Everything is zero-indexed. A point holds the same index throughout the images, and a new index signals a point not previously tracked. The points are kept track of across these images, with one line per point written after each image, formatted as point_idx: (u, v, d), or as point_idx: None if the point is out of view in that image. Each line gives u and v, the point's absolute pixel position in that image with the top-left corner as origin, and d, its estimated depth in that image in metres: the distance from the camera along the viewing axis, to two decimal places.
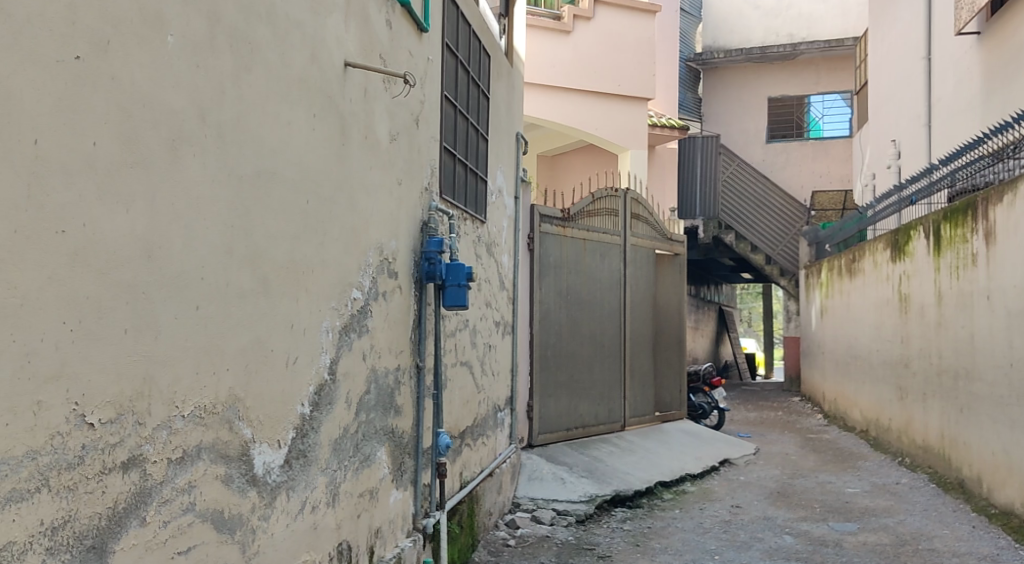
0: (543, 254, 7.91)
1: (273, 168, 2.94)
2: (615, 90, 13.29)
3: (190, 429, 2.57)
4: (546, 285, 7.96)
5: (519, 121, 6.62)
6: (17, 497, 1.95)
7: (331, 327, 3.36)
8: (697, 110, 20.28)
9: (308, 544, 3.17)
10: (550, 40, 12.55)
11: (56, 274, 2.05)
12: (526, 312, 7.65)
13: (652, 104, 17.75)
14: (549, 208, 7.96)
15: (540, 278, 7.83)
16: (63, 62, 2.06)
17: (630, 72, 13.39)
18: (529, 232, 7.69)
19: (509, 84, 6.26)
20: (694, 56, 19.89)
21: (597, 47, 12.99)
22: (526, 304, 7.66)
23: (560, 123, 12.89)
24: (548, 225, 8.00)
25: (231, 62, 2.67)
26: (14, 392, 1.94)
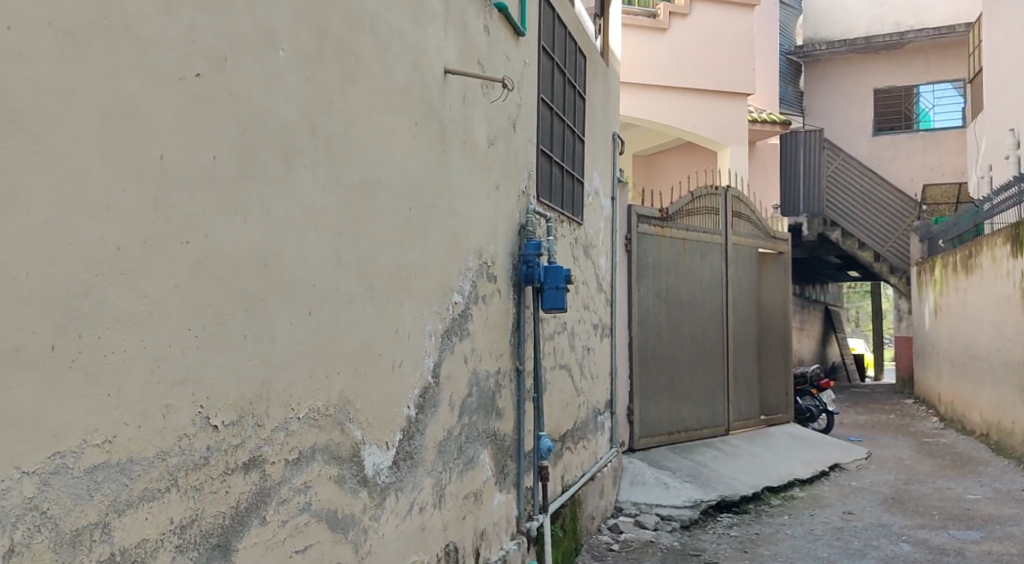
0: (641, 255, 7.85)
1: (378, 174, 2.99)
2: (714, 86, 13.09)
3: (306, 431, 2.64)
4: (645, 286, 7.89)
5: (616, 121, 6.58)
6: (149, 496, 2.07)
7: (435, 330, 3.39)
8: (798, 105, 19.84)
9: (417, 545, 3.23)
10: (647, 39, 12.54)
11: (182, 282, 2.16)
12: (624, 314, 7.60)
13: (751, 100, 17.51)
14: (647, 208, 7.90)
15: (638, 279, 7.77)
16: (185, 79, 2.16)
17: (728, 67, 13.13)
18: (627, 233, 7.65)
19: (605, 85, 6.23)
20: (795, 49, 19.53)
21: (695, 44, 12.83)
22: (624, 305, 7.61)
23: (659, 123, 12.82)
24: (646, 226, 7.94)
25: (338, 74, 2.74)
26: (146, 396, 2.06)
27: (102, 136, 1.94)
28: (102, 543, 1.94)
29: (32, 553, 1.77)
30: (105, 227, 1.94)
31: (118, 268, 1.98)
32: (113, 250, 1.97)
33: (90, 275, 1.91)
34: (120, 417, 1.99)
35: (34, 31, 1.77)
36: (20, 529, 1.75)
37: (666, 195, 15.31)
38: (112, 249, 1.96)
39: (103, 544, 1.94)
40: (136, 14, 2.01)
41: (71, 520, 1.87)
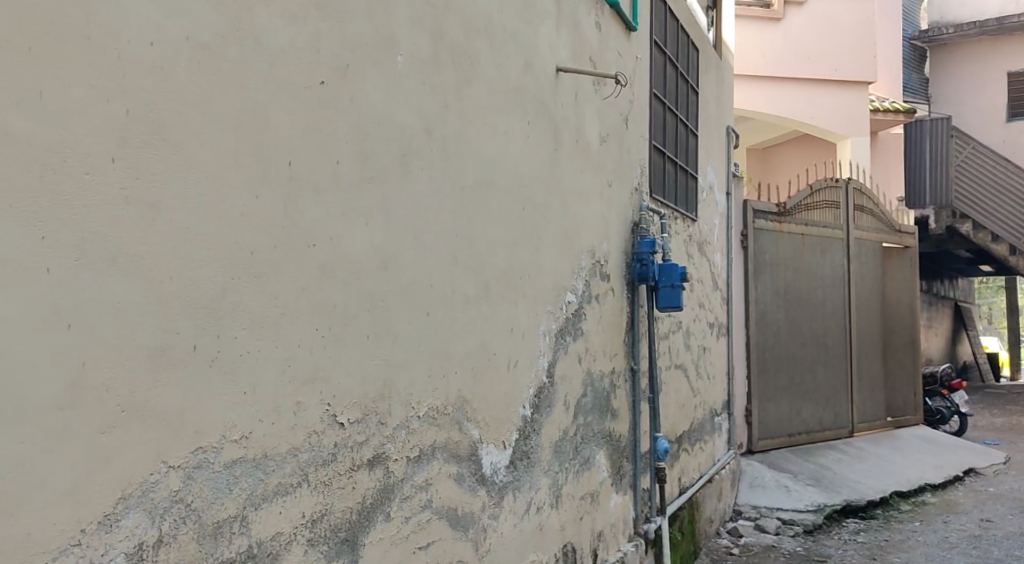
0: (758, 252, 7.65)
1: (493, 175, 3.00)
2: (834, 75, 12.66)
3: (426, 429, 2.68)
4: (762, 284, 7.69)
5: (730, 115, 6.44)
6: (283, 492, 2.15)
7: (548, 330, 3.38)
8: (924, 92, 19.00)
9: (535, 544, 3.23)
10: (759, 28, 12.15)
11: (310, 285, 2.24)
12: (741, 312, 7.43)
13: (875, 90, 16.79)
14: (763, 203, 7.69)
15: (755, 277, 7.58)
16: (310, 87, 2.22)
17: (843, 51, 12.67)
18: (742, 229, 7.47)
19: (718, 78, 6.11)
20: (920, 34, 18.84)
21: (812, 33, 12.42)
22: (740, 303, 7.44)
23: (776, 116, 12.48)
24: (763, 221, 7.72)
25: (453, 76, 2.77)
26: (279, 393, 2.14)
27: (236, 145, 2.02)
28: (241, 536, 2.03)
29: (178, 544, 1.88)
30: (239, 232, 2.03)
31: (252, 271, 2.06)
32: (248, 253, 2.05)
33: (227, 278, 2.00)
34: (255, 414, 2.08)
35: (173, 46, 1.87)
36: (168, 521, 1.86)
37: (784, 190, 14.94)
38: (246, 252, 2.05)
39: (242, 537, 2.03)
40: (265, 25, 2.09)
41: (213, 513, 1.96)
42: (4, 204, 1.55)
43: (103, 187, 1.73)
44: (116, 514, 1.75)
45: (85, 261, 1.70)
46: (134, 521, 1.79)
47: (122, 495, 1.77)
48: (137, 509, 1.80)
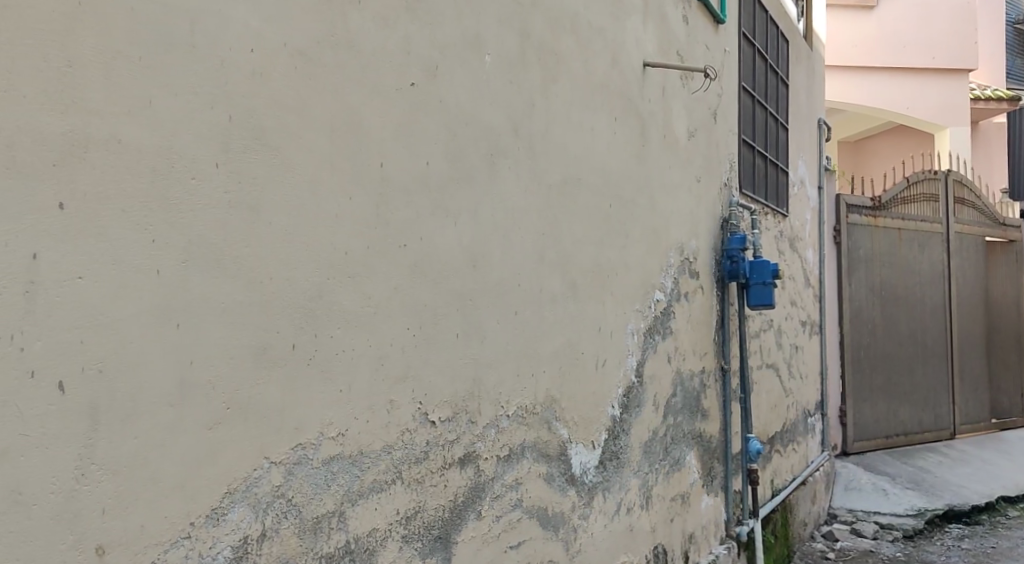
0: (851, 247, 7.43)
1: (581, 172, 2.98)
2: (930, 63, 12.11)
3: (515, 428, 2.67)
4: (857, 281, 7.47)
5: (822, 107, 6.27)
6: (377, 489, 2.18)
7: (637, 328, 3.33)
8: None
9: (625, 545, 3.20)
10: (851, 17, 11.95)
11: (401, 284, 2.26)
12: (834, 310, 7.24)
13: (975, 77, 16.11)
14: (857, 197, 7.46)
15: (848, 273, 7.37)
16: (401, 89, 2.25)
17: (947, 42, 12.10)
18: (835, 224, 7.27)
19: (809, 69, 5.95)
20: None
21: (908, 20, 11.94)
22: (834, 301, 7.24)
23: (865, 106, 12.21)
24: (857, 216, 7.50)
25: (540, 74, 2.76)
26: (373, 392, 2.17)
27: (331, 148, 2.06)
28: (339, 531, 2.07)
29: (280, 539, 1.93)
30: (334, 233, 2.07)
31: (347, 271, 2.10)
32: (342, 254, 2.09)
33: (323, 279, 2.04)
34: (350, 411, 2.11)
35: (271, 52, 1.91)
36: (271, 515, 1.91)
37: (878, 183, 14.52)
38: (341, 253, 2.09)
39: (340, 533, 2.07)
40: (358, 29, 2.12)
41: (312, 509, 2.00)
42: (117, 208, 1.62)
43: (208, 192, 1.78)
44: (222, 508, 1.81)
45: (191, 262, 1.75)
46: (239, 516, 1.84)
47: (228, 490, 1.82)
48: (241, 503, 1.85)
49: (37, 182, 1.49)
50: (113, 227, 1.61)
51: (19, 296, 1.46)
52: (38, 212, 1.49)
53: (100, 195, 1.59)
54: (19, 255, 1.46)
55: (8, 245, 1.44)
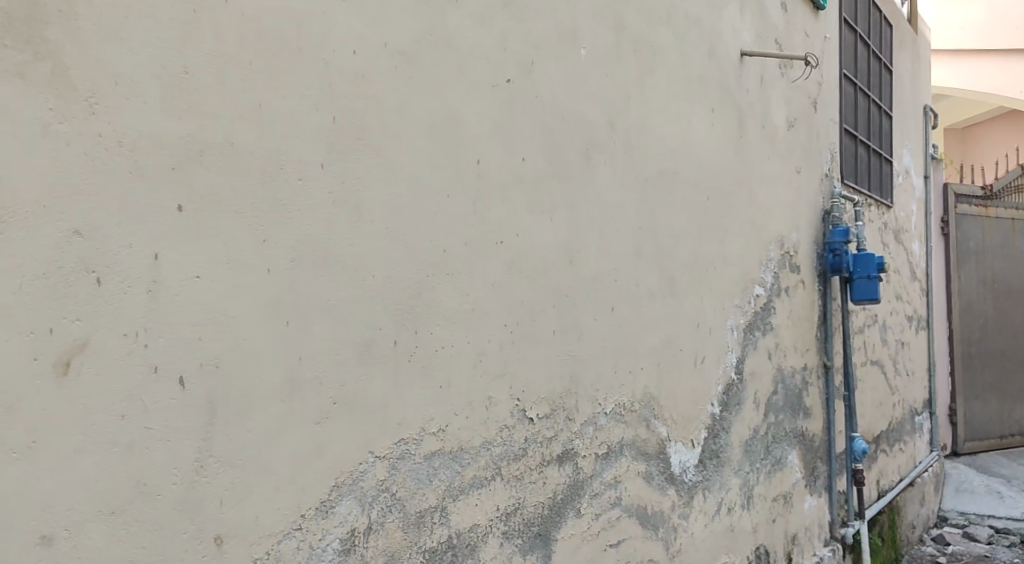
0: (960, 238, 7.12)
1: (679, 165, 2.92)
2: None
3: (614, 426, 2.63)
4: (966, 273, 7.15)
5: (929, 93, 6.01)
6: (478, 484, 2.19)
7: (736, 324, 3.25)
8: None
9: (727, 545, 3.15)
10: None
11: (499, 281, 2.26)
12: (942, 303, 6.95)
13: None
14: (966, 186, 7.14)
15: (957, 266, 7.06)
16: (497, 86, 2.25)
17: None
18: (942, 214, 6.98)
19: (914, 52, 5.72)
20: None
21: None
22: (942, 294, 6.95)
23: (975, 92, 11.66)
24: (966, 206, 7.18)
25: (636, 67, 2.71)
26: (472, 388, 2.18)
27: (429, 146, 2.07)
28: (441, 526, 2.09)
29: (386, 532, 1.96)
30: (432, 231, 2.08)
31: (445, 269, 2.11)
32: (441, 252, 2.10)
33: (422, 276, 2.06)
34: (449, 407, 2.12)
35: (371, 52, 1.94)
36: (376, 509, 1.94)
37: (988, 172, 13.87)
38: (440, 251, 2.10)
39: (442, 527, 2.09)
40: (456, 27, 2.14)
41: (415, 503, 2.03)
42: (231, 209, 1.67)
43: (314, 192, 1.82)
44: (330, 501, 1.84)
45: (299, 261, 1.79)
46: (346, 509, 1.88)
47: (335, 483, 1.86)
48: (349, 497, 1.88)
49: (158, 186, 1.56)
50: (227, 227, 1.66)
51: (142, 296, 1.53)
52: (159, 215, 1.56)
53: (215, 197, 1.65)
54: (142, 256, 1.53)
55: (131, 248, 1.52)
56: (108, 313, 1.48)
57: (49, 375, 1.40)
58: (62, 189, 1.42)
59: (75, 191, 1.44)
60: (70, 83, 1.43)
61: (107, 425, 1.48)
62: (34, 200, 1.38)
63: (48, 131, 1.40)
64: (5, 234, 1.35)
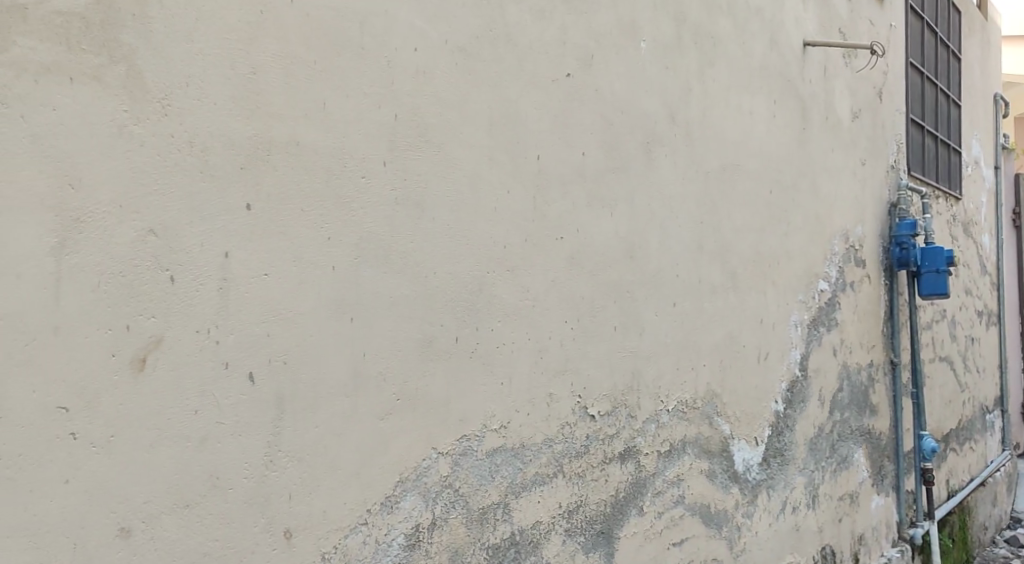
0: None
1: (741, 159, 2.87)
2: None
3: (676, 423, 2.59)
4: None
5: (998, 81, 5.83)
6: (540, 482, 2.17)
7: (799, 320, 3.18)
8: None
9: (792, 545, 3.09)
10: None
11: (559, 276, 2.24)
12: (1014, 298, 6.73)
13: None
14: None
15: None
16: (557, 80, 2.23)
17: None
18: (1014, 206, 6.76)
19: (983, 39, 5.55)
20: None
21: None
22: (1014, 288, 6.74)
23: None
24: None
25: (696, 58, 2.67)
26: (534, 384, 2.16)
27: (489, 142, 2.07)
28: (504, 523, 2.08)
29: (449, 528, 1.96)
30: (493, 227, 2.08)
31: (506, 265, 2.11)
32: (501, 248, 2.10)
33: (482, 273, 2.05)
34: (511, 403, 2.11)
35: (433, 49, 1.94)
36: (439, 504, 1.94)
37: None
38: (500, 247, 2.09)
39: (505, 524, 2.09)
40: (516, 22, 2.13)
41: (478, 500, 2.03)
42: (297, 207, 1.69)
43: (376, 189, 1.83)
44: (395, 496, 1.85)
45: (362, 258, 1.81)
46: (411, 504, 1.88)
47: (399, 479, 1.87)
48: (412, 492, 1.89)
49: (227, 185, 1.58)
50: (293, 225, 1.68)
51: (213, 293, 1.56)
52: (228, 213, 1.58)
53: (282, 196, 1.67)
54: (213, 254, 1.56)
55: (202, 246, 1.54)
56: (181, 310, 1.51)
57: (126, 370, 1.43)
58: (136, 189, 1.45)
59: (149, 191, 1.47)
60: (144, 85, 1.46)
61: (181, 420, 1.51)
62: (111, 200, 1.42)
63: (123, 132, 1.43)
64: (83, 233, 1.38)
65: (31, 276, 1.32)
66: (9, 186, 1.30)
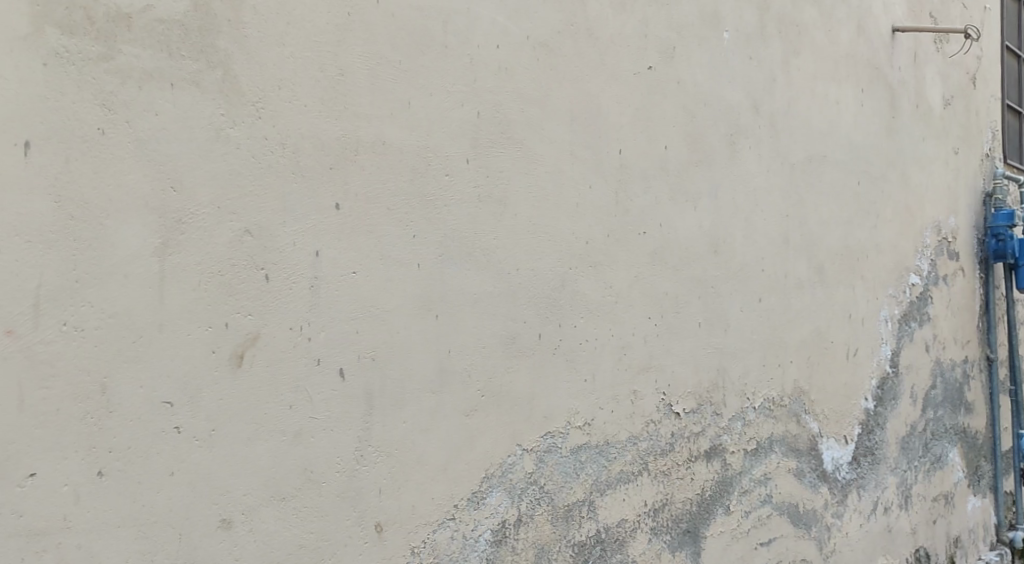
0: None
1: (827, 150, 2.79)
2: None
3: (763, 421, 2.54)
4: None
5: None
6: (625, 479, 2.16)
7: (889, 315, 3.08)
8: None
9: (884, 547, 3.00)
10: None
11: (642, 272, 2.21)
12: None
13: None
14: None
15: None
16: (639, 73, 2.20)
17: None
18: None
19: None
20: None
21: None
22: None
23: None
24: None
25: (780, 48, 2.61)
26: (617, 381, 2.14)
27: (571, 138, 2.05)
28: (589, 520, 2.07)
29: (535, 524, 1.96)
30: (576, 222, 2.06)
31: (588, 260, 2.09)
32: (584, 243, 2.08)
33: (566, 269, 2.04)
34: (596, 400, 2.09)
35: (515, 46, 1.94)
36: (525, 500, 1.94)
37: None
38: (582, 242, 2.08)
39: (590, 521, 2.08)
40: (597, 16, 2.11)
41: (563, 496, 2.02)
42: (383, 206, 1.71)
43: (460, 186, 1.84)
44: (481, 492, 1.86)
45: (446, 255, 1.82)
46: (497, 500, 1.89)
47: (486, 474, 1.87)
48: (498, 488, 1.89)
49: (318, 184, 1.61)
50: (380, 223, 1.71)
51: (305, 291, 1.59)
52: (319, 212, 1.61)
53: (370, 195, 1.69)
54: (304, 253, 1.59)
55: (295, 245, 1.58)
56: (275, 308, 1.55)
57: (225, 366, 1.48)
58: (233, 190, 1.49)
59: (245, 192, 1.51)
60: (239, 89, 1.50)
61: (277, 416, 1.54)
62: (210, 201, 1.46)
63: (220, 135, 1.47)
64: (184, 233, 1.43)
65: (138, 275, 1.37)
66: (118, 189, 1.35)
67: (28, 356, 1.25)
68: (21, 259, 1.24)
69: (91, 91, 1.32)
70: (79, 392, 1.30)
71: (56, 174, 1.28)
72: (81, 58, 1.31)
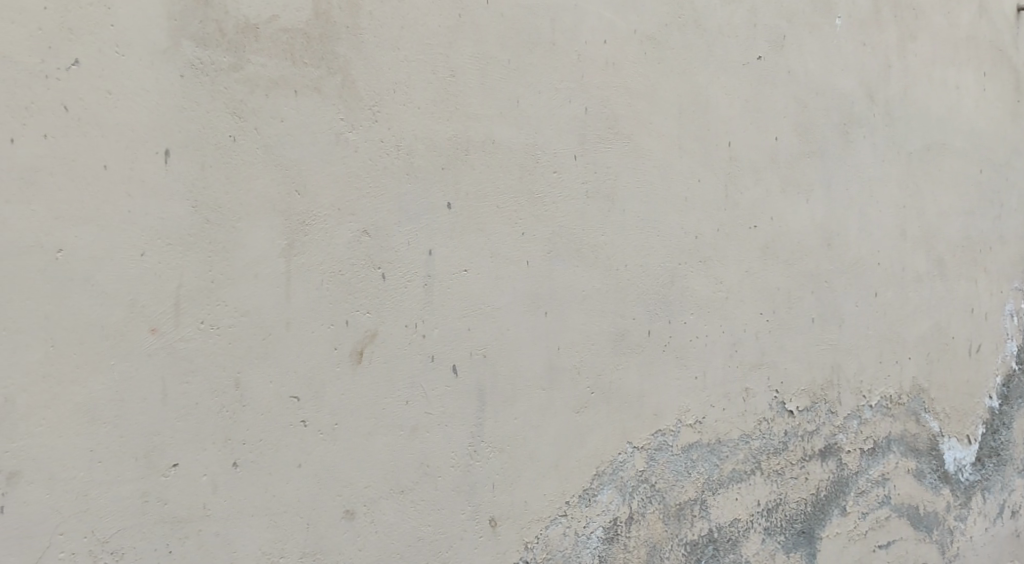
0: None
1: (945, 137, 2.66)
2: None
3: (880, 420, 2.45)
4: None
5: None
6: (736, 478, 2.12)
7: (1020, 309, 2.87)
8: None
9: (1011, 553, 2.85)
10: None
11: (752, 267, 2.15)
12: None
13: None
14: None
15: None
16: (748, 64, 2.14)
17: None
18: None
19: None
20: None
21: None
22: None
23: None
24: None
25: (896, 32, 2.50)
26: (727, 378, 2.09)
27: (680, 131, 2.00)
28: (702, 519, 2.04)
29: (647, 522, 1.94)
30: (684, 216, 2.01)
31: (698, 255, 2.04)
32: (693, 238, 2.03)
33: (675, 264, 2.00)
34: (708, 398, 2.05)
35: (621, 41, 1.91)
36: (637, 498, 1.92)
37: None
38: (692, 237, 2.03)
39: (702, 521, 2.05)
40: (704, 8, 2.06)
41: (674, 495, 1.99)
42: (492, 205, 1.73)
43: (568, 183, 1.83)
44: (593, 489, 1.85)
45: (554, 252, 1.81)
46: (609, 497, 1.87)
47: (597, 471, 1.86)
48: (610, 486, 1.88)
49: (430, 184, 1.64)
50: (490, 222, 1.72)
51: (419, 289, 1.63)
52: (431, 212, 1.64)
53: (481, 194, 1.71)
54: (418, 252, 1.63)
55: (410, 246, 1.62)
56: (393, 306, 1.60)
57: (347, 363, 1.55)
58: (353, 192, 1.55)
59: (363, 193, 1.57)
60: (357, 94, 1.56)
61: (395, 412, 1.60)
62: (331, 203, 1.53)
63: (340, 139, 1.54)
64: (308, 233, 1.51)
65: (268, 275, 1.47)
66: (248, 194, 1.45)
67: (171, 352, 1.39)
68: (164, 261, 1.39)
69: (223, 100, 1.43)
70: (215, 388, 1.42)
71: (193, 180, 1.41)
72: (215, 68, 1.42)
